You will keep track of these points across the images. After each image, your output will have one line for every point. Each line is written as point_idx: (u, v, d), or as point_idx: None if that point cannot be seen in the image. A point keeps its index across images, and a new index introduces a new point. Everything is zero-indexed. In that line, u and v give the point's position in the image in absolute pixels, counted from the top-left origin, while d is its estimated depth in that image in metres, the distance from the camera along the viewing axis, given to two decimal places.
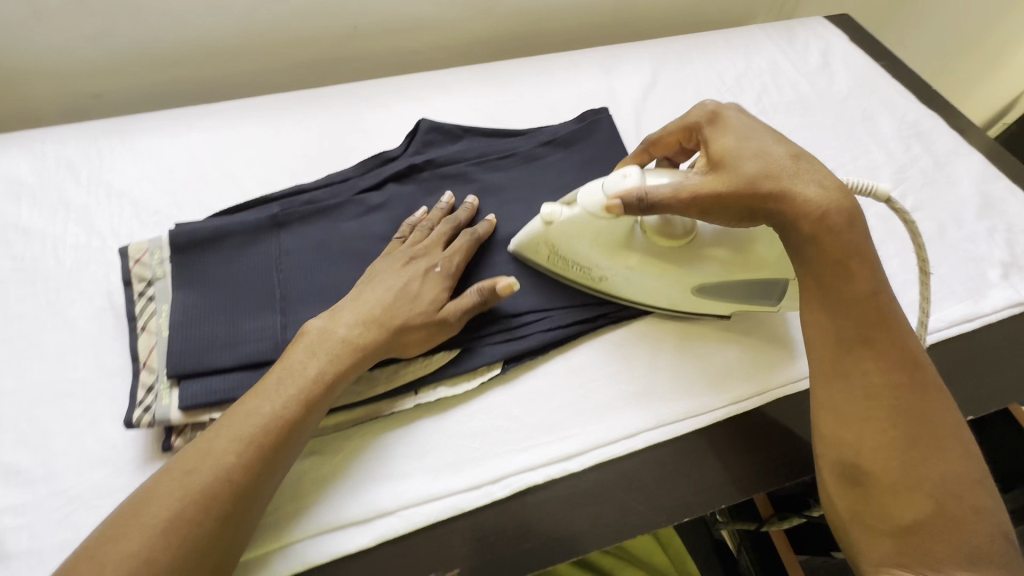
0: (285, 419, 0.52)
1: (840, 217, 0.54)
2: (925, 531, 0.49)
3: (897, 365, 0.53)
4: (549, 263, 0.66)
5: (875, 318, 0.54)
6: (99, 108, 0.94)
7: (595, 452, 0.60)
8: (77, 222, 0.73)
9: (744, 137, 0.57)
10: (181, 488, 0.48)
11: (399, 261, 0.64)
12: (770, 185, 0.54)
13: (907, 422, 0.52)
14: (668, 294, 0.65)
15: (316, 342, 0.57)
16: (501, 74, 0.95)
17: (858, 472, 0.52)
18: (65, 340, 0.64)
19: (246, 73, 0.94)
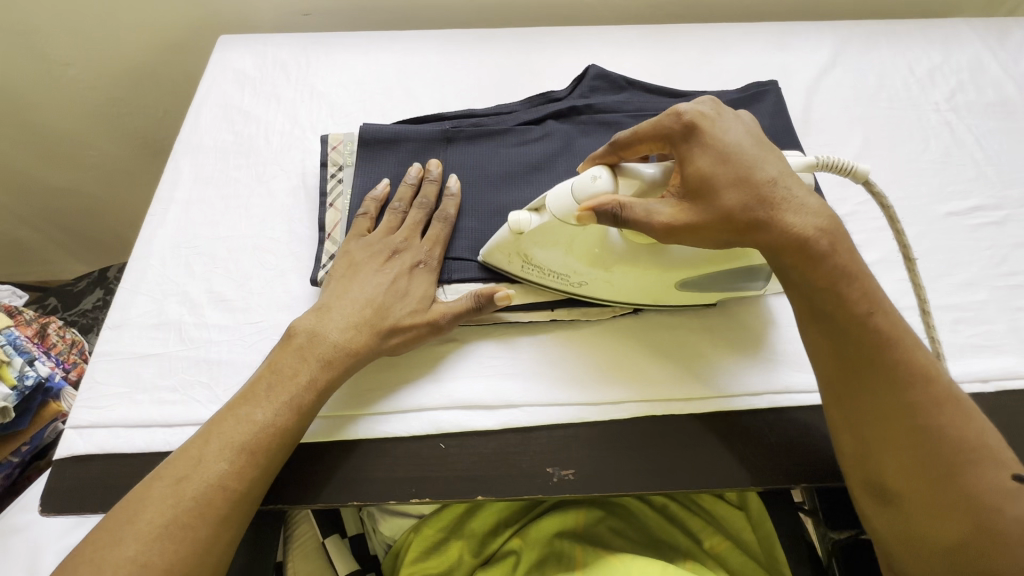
0: (277, 427, 0.55)
1: (822, 242, 0.51)
2: (972, 550, 0.46)
3: (903, 388, 0.49)
4: (520, 272, 0.64)
5: (871, 345, 0.50)
6: (304, 27, 1.07)
7: (717, 400, 0.62)
8: (284, 113, 0.85)
9: (722, 157, 0.53)
10: (197, 464, 0.52)
11: (380, 257, 0.64)
12: (750, 211, 0.51)
13: (924, 451, 0.48)
14: (631, 288, 0.63)
15: (304, 349, 0.59)
16: (671, 36, 0.95)
17: (889, 493, 0.49)
18: (267, 205, 0.75)
19: (432, 10, 1.03)
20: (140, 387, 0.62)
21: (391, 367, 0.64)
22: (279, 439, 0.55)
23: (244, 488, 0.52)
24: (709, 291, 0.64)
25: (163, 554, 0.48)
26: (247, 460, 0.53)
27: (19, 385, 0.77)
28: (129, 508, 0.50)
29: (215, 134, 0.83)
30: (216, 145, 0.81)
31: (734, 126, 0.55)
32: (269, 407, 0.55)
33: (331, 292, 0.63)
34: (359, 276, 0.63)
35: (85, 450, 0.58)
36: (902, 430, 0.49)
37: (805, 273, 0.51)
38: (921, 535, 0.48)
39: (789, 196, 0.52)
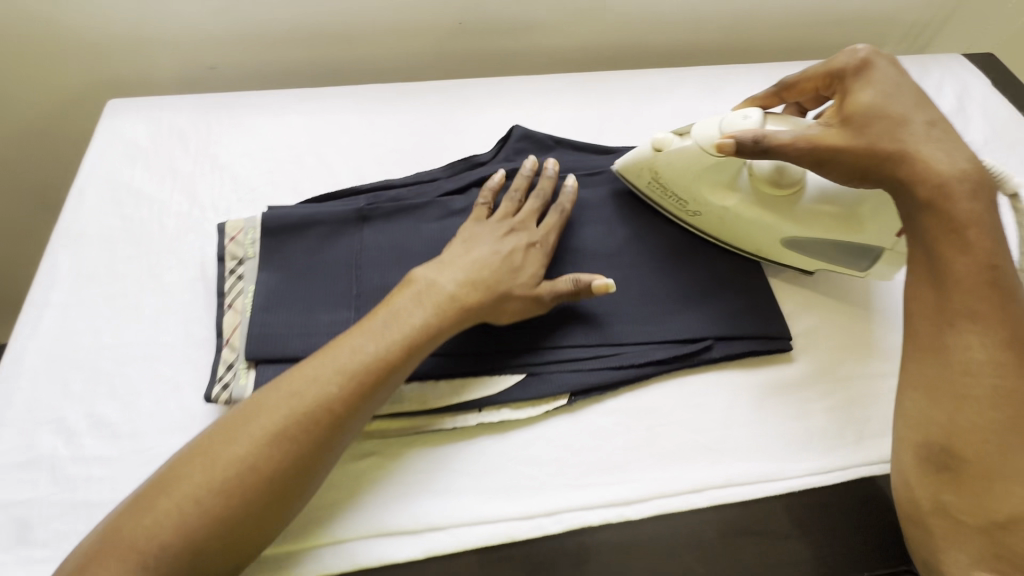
0: (387, 362, 0.52)
1: (964, 186, 0.54)
2: (1019, 524, 0.50)
3: (1003, 348, 0.52)
4: (647, 187, 0.71)
5: (985, 299, 0.53)
6: (210, 80, 0.99)
7: (655, 502, 0.58)
8: (181, 191, 0.77)
9: (888, 95, 0.58)
10: (313, 381, 0.51)
11: (500, 230, 0.63)
12: (891, 149, 0.56)
13: (1009, 407, 0.51)
14: (751, 229, 0.68)
15: (423, 292, 0.57)
16: (600, 84, 0.92)
17: (949, 455, 0.53)
18: (160, 303, 0.67)
19: (351, 61, 0.97)
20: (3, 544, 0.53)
21: None
22: (387, 374, 0.52)
23: (346, 417, 0.51)
24: (811, 258, 0.69)
25: (270, 464, 0.48)
26: (353, 390, 0.51)
27: None
28: (246, 409, 0.50)
29: (101, 219, 0.74)
30: (102, 233, 0.73)
31: (902, 76, 0.60)
32: (382, 343, 0.53)
33: (456, 245, 0.62)
34: (479, 240, 0.62)
35: None
36: (991, 392, 0.52)
37: (929, 228, 0.55)
38: (967, 502, 0.51)
39: (941, 140, 0.57)
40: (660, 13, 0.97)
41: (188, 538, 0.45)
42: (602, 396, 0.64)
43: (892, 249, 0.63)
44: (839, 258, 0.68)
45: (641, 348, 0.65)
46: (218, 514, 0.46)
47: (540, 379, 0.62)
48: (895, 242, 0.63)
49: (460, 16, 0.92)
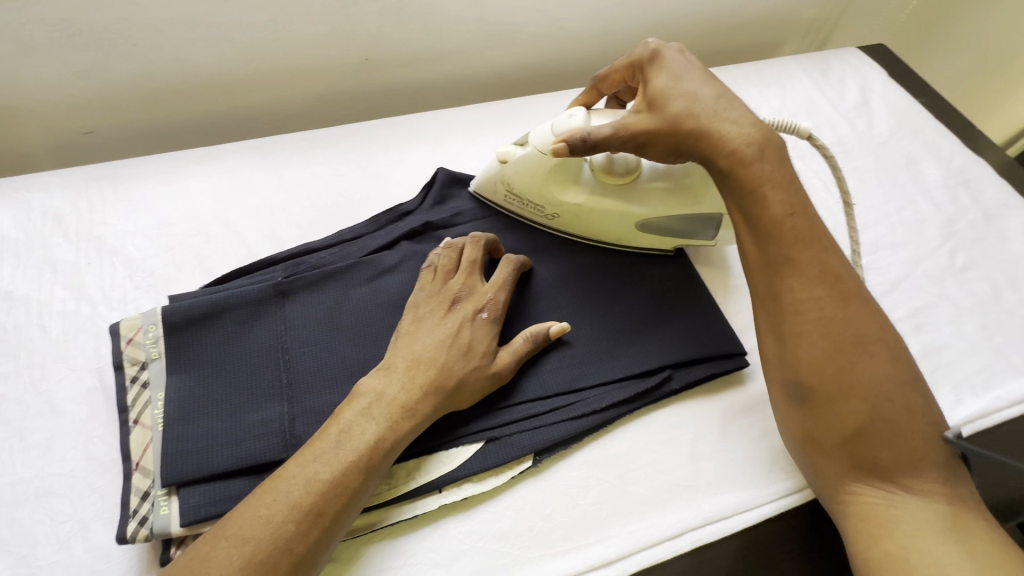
0: (343, 486, 0.48)
1: (752, 148, 0.55)
2: (869, 438, 0.49)
3: (814, 283, 0.52)
4: (505, 203, 0.72)
5: (793, 241, 0.53)
6: (88, 147, 0.87)
7: (638, 555, 0.55)
8: (64, 285, 0.67)
9: (678, 77, 0.59)
10: (266, 523, 0.46)
11: (441, 309, 0.60)
12: (690, 125, 0.56)
13: (833, 336, 0.51)
14: (608, 220, 0.68)
15: (373, 405, 0.53)
16: (522, 109, 0.89)
17: (804, 390, 0.52)
18: (50, 426, 0.58)
19: (252, 108, 0.89)
20: None
21: None
22: (344, 497, 0.48)
23: (313, 551, 0.46)
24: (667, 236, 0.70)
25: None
26: (314, 522, 0.47)
27: None
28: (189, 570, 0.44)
29: None
30: None
31: (692, 61, 0.61)
32: (337, 466, 0.49)
33: (404, 336, 0.58)
34: (424, 328, 0.59)
35: None
36: (813, 325, 0.52)
37: (741, 179, 0.55)
38: (823, 427, 0.51)
39: (729, 109, 0.57)
40: (572, 31, 0.95)
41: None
42: (570, 449, 0.60)
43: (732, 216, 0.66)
44: (693, 231, 0.70)
45: (599, 390, 0.62)
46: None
47: (499, 445, 0.58)
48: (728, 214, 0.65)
49: (366, 51, 0.86)
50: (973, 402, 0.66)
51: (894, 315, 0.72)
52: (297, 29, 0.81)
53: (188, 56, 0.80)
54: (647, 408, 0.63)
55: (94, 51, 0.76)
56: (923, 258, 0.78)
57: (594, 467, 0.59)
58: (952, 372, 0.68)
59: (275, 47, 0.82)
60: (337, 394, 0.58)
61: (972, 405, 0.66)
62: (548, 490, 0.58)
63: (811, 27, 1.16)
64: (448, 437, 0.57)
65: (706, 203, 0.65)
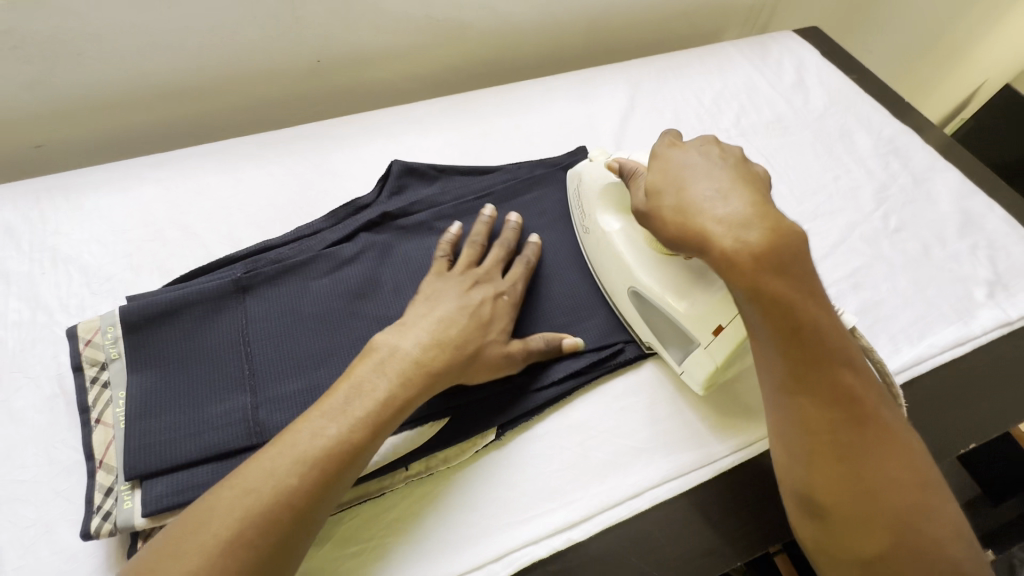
0: (353, 443, 0.49)
1: (755, 250, 0.48)
2: (892, 565, 0.46)
3: (825, 400, 0.49)
4: (573, 193, 0.75)
5: (802, 356, 0.49)
6: (38, 160, 0.86)
7: (600, 516, 0.58)
8: (18, 296, 0.66)
9: (687, 174, 0.56)
10: (269, 477, 0.46)
11: (465, 285, 0.62)
12: (679, 224, 0.53)
13: (849, 455, 0.48)
14: (614, 265, 0.66)
15: (387, 361, 0.53)
16: (475, 102, 0.91)
17: (817, 507, 0.49)
18: (9, 434, 0.58)
19: (205, 114, 0.89)
20: None
21: None
22: (354, 454, 0.49)
23: (318, 504, 0.48)
24: (654, 318, 0.64)
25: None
26: (323, 475, 0.48)
27: None
28: (194, 516, 0.45)
29: None
30: None
31: (715, 159, 0.57)
32: (349, 421, 0.50)
33: (426, 302, 0.60)
34: (445, 295, 0.60)
35: None
36: (825, 445, 0.49)
37: (753, 297, 0.49)
38: (841, 544, 0.48)
39: (725, 209, 0.51)
40: (519, 26, 0.98)
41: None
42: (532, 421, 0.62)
43: (708, 347, 0.59)
44: (669, 339, 0.63)
45: (560, 363, 0.63)
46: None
47: (463, 418, 0.59)
48: (711, 338, 0.58)
49: (317, 53, 0.88)
50: (909, 351, 0.71)
51: (834, 276, 0.77)
52: (246, 33, 0.82)
53: (136, 64, 0.80)
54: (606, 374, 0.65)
55: (39, 62, 0.76)
56: (859, 222, 0.82)
57: (556, 437, 0.62)
58: (888, 325, 0.73)
59: (224, 52, 0.83)
60: (300, 381, 0.59)
61: (908, 354, 0.71)
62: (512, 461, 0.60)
63: (750, 14, 1.21)
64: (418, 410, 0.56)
65: (690, 312, 0.59)
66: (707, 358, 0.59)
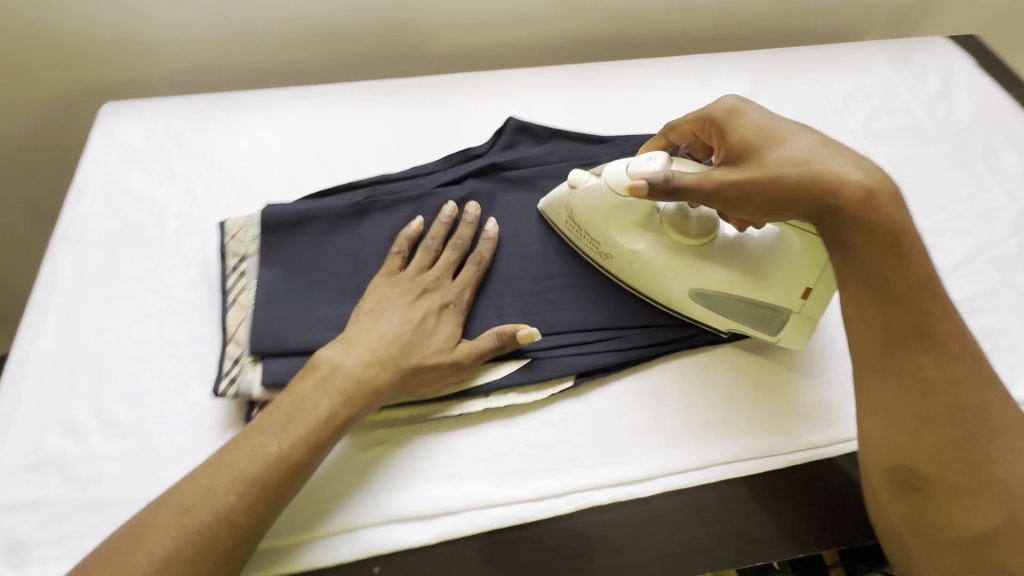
0: (290, 460, 0.51)
1: (886, 195, 0.52)
2: (996, 538, 0.48)
3: (944, 363, 0.51)
4: (565, 226, 0.69)
5: (924, 311, 0.52)
6: (202, 82, 0.98)
7: (662, 479, 0.59)
8: (180, 191, 0.77)
9: (768, 129, 0.57)
10: (204, 496, 0.49)
11: (409, 295, 0.62)
12: (796, 177, 0.53)
13: (960, 420, 0.50)
14: (664, 270, 0.64)
15: (329, 378, 0.55)
16: (593, 72, 0.93)
17: (916, 476, 0.50)
18: (163, 303, 0.68)
19: (344, 56, 0.97)
20: (17, 544, 0.53)
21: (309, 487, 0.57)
22: (291, 473, 0.52)
23: (254, 525, 0.50)
24: (728, 312, 0.64)
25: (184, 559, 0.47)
26: (260, 495, 0.50)
27: None
28: (131, 539, 0.47)
29: (99, 222, 0.74)
30: (102, 235, 0.73)
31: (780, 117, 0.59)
32: (287, 439, 0.52)
33: (379, 324, 0.59)
34: (389, 315, 0.60)
35: None
36: (941, 411, 0.50)
37: (880, 241, 0.52)
38: (940, 517, 0.49)
39: (827, 164, 0.53)
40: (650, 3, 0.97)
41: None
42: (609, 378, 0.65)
43: (800, 311, 0.61)
44: (753, 316, 0.63)
45: (641, 330, 0.66)
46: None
47: (542, 363, 0.63)
48: (801, 303, 0.60)
49: (453, 10, 0.93)
50: None
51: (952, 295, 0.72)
52: None
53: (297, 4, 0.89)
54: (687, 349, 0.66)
55: None
56: (991, 245, 0.76)
57: (628, 398, 0.63)
58: (1007, 356, 0.67)
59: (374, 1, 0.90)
60: None
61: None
62: (585, 411, 0.62)
63: (898, 15, 1.13)
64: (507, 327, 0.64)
65: (773, 286, 0.60)
66: (807, 322, 0.62)
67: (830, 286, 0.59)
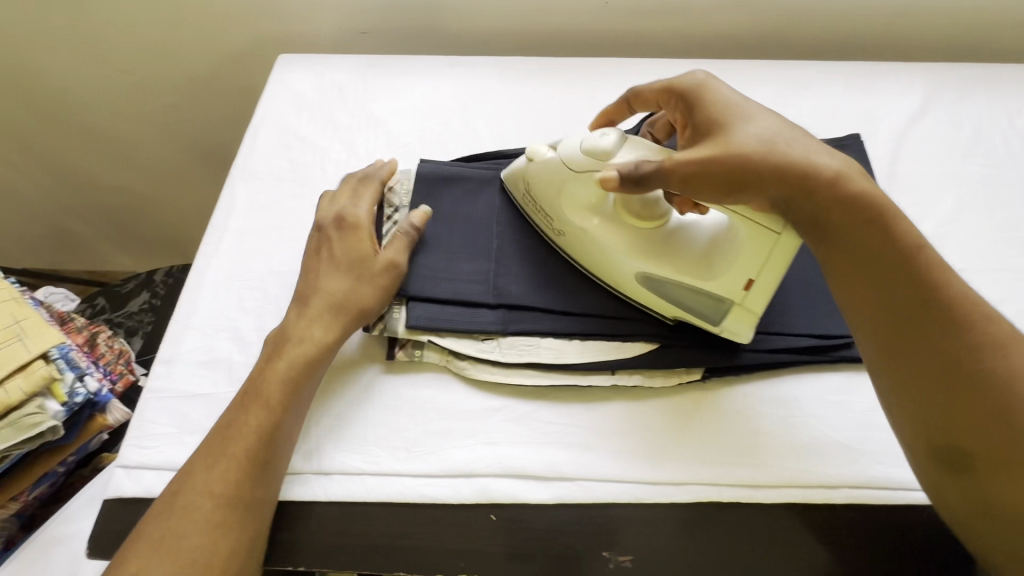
0: (246, 446, 0.53)
1: (858, 177, 0.52)
2: None
3: (958, 328, 0.47)
4: (524, 201, 0.68)
5: (920, 279, 0.49)
6: (362, 44, 1.04)
7: (786, 489, 0.57)
8: (341, 141, 0.83)
9: (732, 108, 0.56)
10: (176, 508, 0.51)
11: (342, 246, 0.64)
12: (763, 154, 0.52)
13: (992, 386, 0.45)
14: (604, 253, 0.62)
15: (284, 357, 0.58)
16: (748, 69, 0.89)
17: (959, 455, 0.46)
18: None
19: (497, 31, 0.99)
20: (188, 428, 0.61)
21: (436, 429, 0.60)
22: (252, 462, 0.53)
23: (235, 522, 0.51)
24: (671, 300, 0.61)
25: (220, 481, 0.52)
26: (231, 494, 0.52)
27: (69, 403, 0.71)
28: None
29: (270, 159, 0.81)
30: (272, 171, 0.80)
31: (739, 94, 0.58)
32: (245, 425, 0.55)
33: (329, 275, 0.62)
34: (341, 270, 0.62)
35: (134, 492, 0.57)
36: (971, 381, 0.46)
37: (844, 211, 0.51)
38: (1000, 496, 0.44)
39: (790, 145, 0.53)
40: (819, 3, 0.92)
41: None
42: (737, 380, 0.63)
43: (742, 302, 0.58)
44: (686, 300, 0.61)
45: (781, 335, 0.63)
46: (222, 546, 0.50)
47: (673, 351, 0.62)
48: (744, 295, 0.58)
49: None
50: None
51: None
52: None
53: None
54: (823, 364, 0.64)
55: None
56: None
57: (755, 402, 0.62)
58: None
59: None
60: (537, 266, 0.66)
61: None
62: (709, 407, 0.62)
63: None
64: (641, 308, 0.64)
65: (710, 275, 0.58)
66: (746, 312, 0.59)
67: (771, 276, 0.56)
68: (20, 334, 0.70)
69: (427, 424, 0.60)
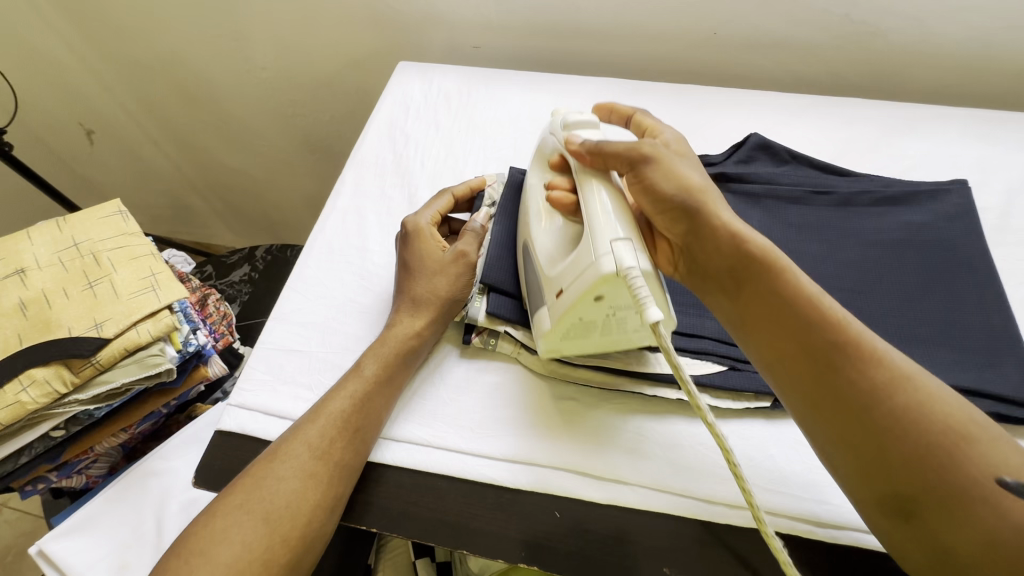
0: (347, 413, 0.59)
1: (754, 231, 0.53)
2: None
3: (849, 372, 0.45)
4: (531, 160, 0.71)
5: (808, 321, 0.47)
6: (468, 58, 1.11)
7: (852, 532, 0.54)
8: (441, 141, 0.90)
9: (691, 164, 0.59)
10: (280, 457, 0.56)
11: (417, 243, 0.69)
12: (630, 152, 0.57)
13: (894, 433, 0.42)
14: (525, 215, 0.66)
15: (387, 338, 0.64)
16: (851, 107, 0.88)
17: (901, 503, 0.42)
18: None
19: (596, 54, 1.03)
20: (281, 378, 0.67)
21: (502, 414, 0.63)
22: (349, 425, 0.58)
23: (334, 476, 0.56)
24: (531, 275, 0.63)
25: (319, 436, 0.57)
26: (332, 450, 0.57)
27: (183, 349, 0.82)
28: (218, 514, 0.52)
29: (378, 152, 0.90)
30: (378, 162, 0.88)
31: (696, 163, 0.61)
32: (346, 394, 0.60)
33: (425, 270, 0.67)
34: (433, 269, 0.67)
35: (230, 426, 0.65)
36: (881, 424, 0.43)
37: (740, 253, 0.52)
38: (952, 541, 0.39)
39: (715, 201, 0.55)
40: (941, 47, 0.89)
41: (293, 523, 0.52)
42: None
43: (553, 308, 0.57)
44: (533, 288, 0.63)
45: None
46: (312, 497, 0.54)
47: (741, 374, 0.61)
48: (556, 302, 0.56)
49: (718, 26, 0.94)
50: None
51: None
52: None
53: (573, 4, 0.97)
54: None
55: None
56: None
57: None
58: None
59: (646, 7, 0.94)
60: None
61: None
62: (773, 436, 0.61)
63: None
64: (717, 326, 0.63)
65: (549, 275, 0.58)
66: (546, 318, 0.58)
67: (573, 296, 0.53)
68: (154, 284, 0.81)
69: (493, 408, 0.64)
